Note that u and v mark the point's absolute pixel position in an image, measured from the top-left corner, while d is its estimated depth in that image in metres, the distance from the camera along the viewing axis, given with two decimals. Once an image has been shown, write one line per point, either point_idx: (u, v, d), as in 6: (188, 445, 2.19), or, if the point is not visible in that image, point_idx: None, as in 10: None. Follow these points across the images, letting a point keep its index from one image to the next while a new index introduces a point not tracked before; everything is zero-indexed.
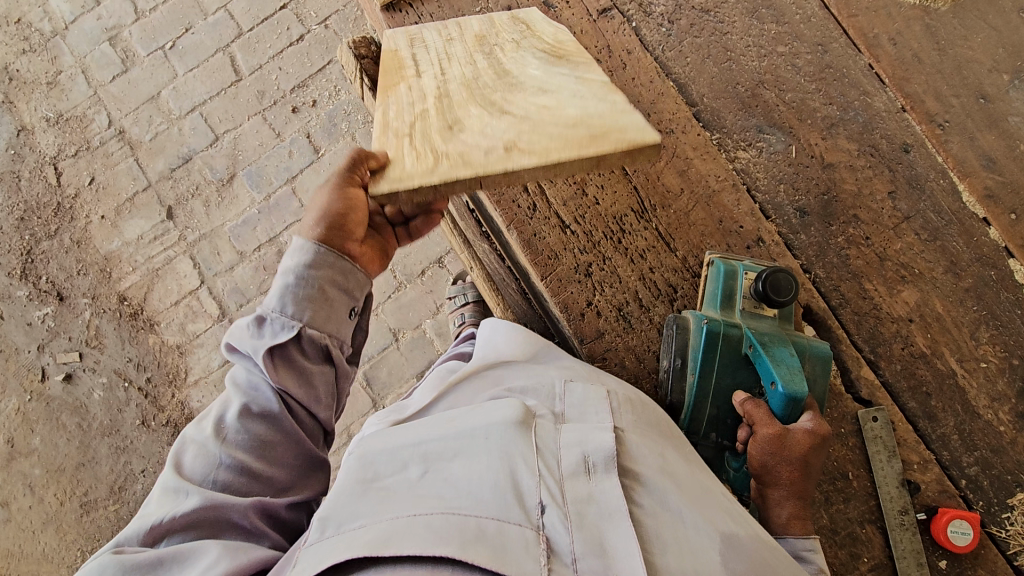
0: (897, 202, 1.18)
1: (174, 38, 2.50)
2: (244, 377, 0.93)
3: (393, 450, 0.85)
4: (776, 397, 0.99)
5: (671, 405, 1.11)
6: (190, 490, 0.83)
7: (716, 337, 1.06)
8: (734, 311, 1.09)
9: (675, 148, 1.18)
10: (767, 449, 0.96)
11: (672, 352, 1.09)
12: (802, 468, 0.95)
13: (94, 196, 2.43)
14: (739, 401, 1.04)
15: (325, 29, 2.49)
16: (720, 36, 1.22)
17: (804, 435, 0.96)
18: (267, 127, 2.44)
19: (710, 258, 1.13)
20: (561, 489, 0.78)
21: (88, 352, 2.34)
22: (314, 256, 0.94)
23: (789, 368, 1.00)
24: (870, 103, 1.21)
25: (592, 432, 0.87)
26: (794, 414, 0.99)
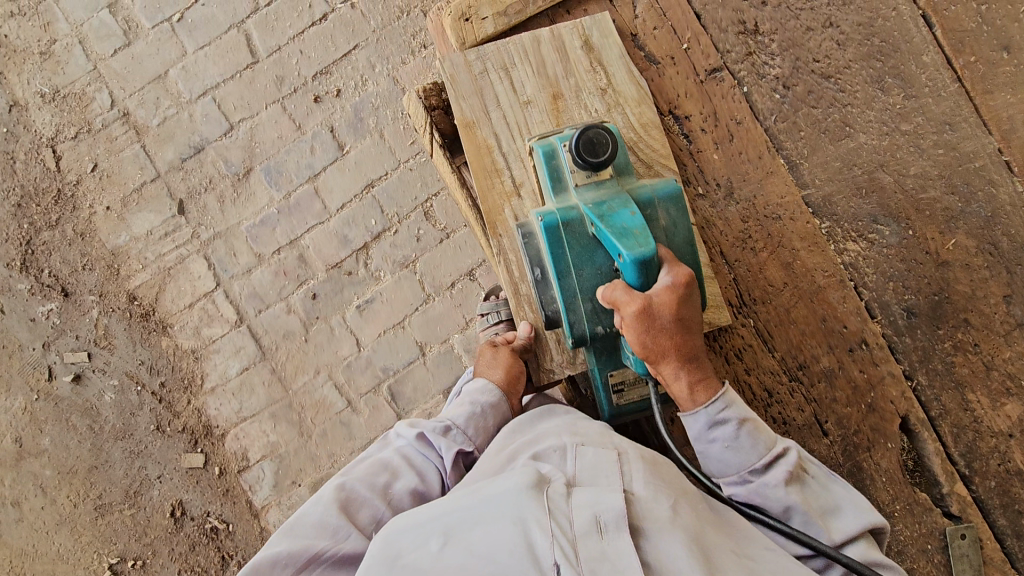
0: (1012, 307, 1.09)
1: (181, 9, 2.25)
2: (421, 455, 1.05)
3: (416, 527, 0.85)
4: (628, 268, 0.89)
5: (551, 317, 1.00)
6: (348, 531, 0.93)
7: (557, 231, 0.94)
8: (569, 193, 0.97)
9: (781, 236, 1.07)
10: (641, 327, 0.90)
11: (529, 262, 0.99)
12: (681, 330, 0.90)
13: (97, 185, 2.24)
14: (603, 295, 0.92)
15: (350, 9, 2.25)
16: (840, 108, 1.09)
17: (665, 294, 0.88)
18: (287, 118, 2.24)
19: (530, 147, 1.00)
20: (575, 550, 0.78)
21: (97, 352, 2.23)
22: (491, 399, 1.11)
23: (630, 231, 0.89)
24: (994, 194, 1.09)
25: (603, 493, 0.87)
26: (650, 276, 0.89)
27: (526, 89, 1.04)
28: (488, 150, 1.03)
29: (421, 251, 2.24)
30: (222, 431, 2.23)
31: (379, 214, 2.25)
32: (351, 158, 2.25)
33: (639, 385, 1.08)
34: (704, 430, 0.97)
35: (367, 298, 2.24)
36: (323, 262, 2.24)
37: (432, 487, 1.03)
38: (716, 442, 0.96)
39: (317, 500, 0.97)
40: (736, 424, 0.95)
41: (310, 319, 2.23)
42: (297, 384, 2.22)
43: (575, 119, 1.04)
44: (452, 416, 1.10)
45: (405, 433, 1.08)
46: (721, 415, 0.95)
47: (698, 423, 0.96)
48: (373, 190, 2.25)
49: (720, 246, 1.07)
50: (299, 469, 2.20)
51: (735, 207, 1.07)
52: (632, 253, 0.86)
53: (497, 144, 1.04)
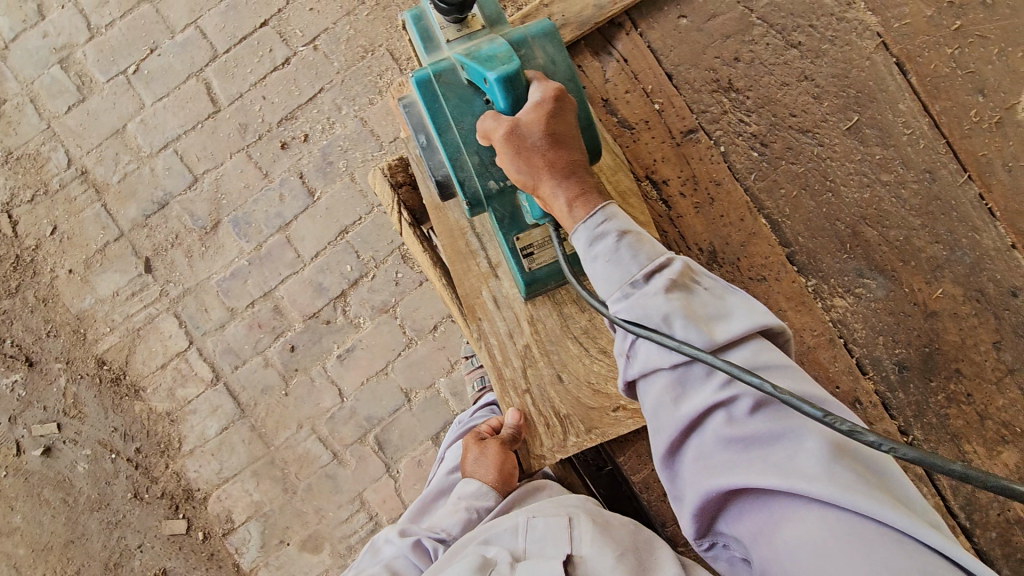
0: (1002, 353, 1.08)
1: (136, 61, 2.17)
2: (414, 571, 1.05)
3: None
4: (495, 92, 0.86)
5: (442, 183, 0.99)
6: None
7: (430, 84, 0.92)
8: (440, 49, 0.97)
9: (767, 298, 1.04)
10: (510, 149, 0.84)
11: (413, 129, 0.97)
12: (551, 143, 0.84)
13: (57, 247, 2.15)
14: (479, 137, 0.90)
15: (312, 51, 2.19)
16: (819, 162, 1.06)
17: (532, 108, 0.84)
18: (253, 166, 2.18)
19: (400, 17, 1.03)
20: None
21: (67, 423, 2.13)
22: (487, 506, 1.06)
23: (496, 58, 0.86)
24: (977, 241, 1.08)
25: (543, 567, 0.87)
26: (518, 98, 0.86)
27: None
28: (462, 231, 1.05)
29: (400, 294, 2.18)
30: (204, 494, 2.15)
31: (354, 259, 2.18)
32: (323, 204, 2.19)
33: (549, 246, 0.99)
34: (587, 250, 0.84)
35: (347, 347, 2.17)
36: (299, 312, 2.17)
37: None
38: (596, 257, 0.82)
39: None
40: (616, 234, 0.82)
41: (289, 371, 2.16)
42: (279, 440, 2.15)
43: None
44: (446, 526, 1.07)
45: (401, 545, 1.08)
46: (601, 228, 0.83)
47: (577, 241, 0.84)
48: (347, 236, 2.19)
49: None
50: (287, 527, 2.12)
51: (719, 270, 1.04)
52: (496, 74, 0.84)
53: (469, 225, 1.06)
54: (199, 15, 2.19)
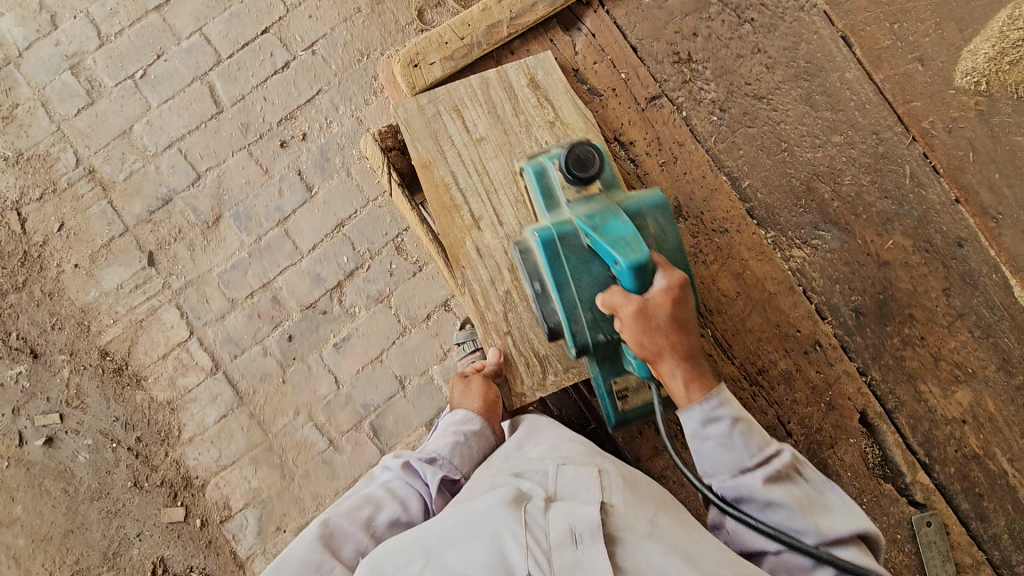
0: (951, 299, 1.16)
1: (144, 66, 2.29)
2: (405, 488, 1.07)
3: (400, 548, 0.90)
4: (623, 274, 0.91)
5: (552, 329, 1.03)
6: (334, 565, 0.94)
7: (553, 244, 0.96)
8: (561, 207, 1.01)
9: (730, 249, 1.13)
10: (638, 328, 0.92)
11: (528, 277, 1.02)
12: (677, 330, 0.92)
13: (64, 243, 2.23)
14: (600, 302, 0.95)
15: (311, 55, 2.31)
16: (774, 125, 1.16)
17: (661, 297, 0.91)
18: (254, 164, 2.28)
19: (520, 166, 1.06)
20: (547, 560, 0.83)
21: (70, 413, 2.18)
22: (476, 429, 1.14)
23: (625, 239, 0.91)
24: (924, 196, 1.17)
25: (579, 505, 0.92)
26: (645, 280, 0.92)
27: (478, 128, 1.11)
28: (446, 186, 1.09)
29: (394, 285, 2.26)
30: (202, 482, 2.19)
31: (350, 251, 2.27)
32: (320, 198, 2.29)
33: (642, 389, 1.07)
34: (697, 429, 0.96)
35: (344, 336, 2.24)
36: (297, 302, 2.25)
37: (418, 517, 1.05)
38: (709, 440, 0.94)
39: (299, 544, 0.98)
40: (730, 422, 0.94)
41: (287, 360, 2.22)
42: (277, 427, 2.20)
43: (525, 153, 1.10)
44: (436, 447, 1.12)
45: (391, 467, 1.10)
46: (715, 413, 0.94)
47: (691, 419, 0.95)
48: (344, 229, 2.28)
49: None
50: (283, 514, 2.15)
51: (684, 224, 1.13)
52: (628, 259, 0.88)
53: (454, 181, 1.10)
54: (204, 23, 2.32)
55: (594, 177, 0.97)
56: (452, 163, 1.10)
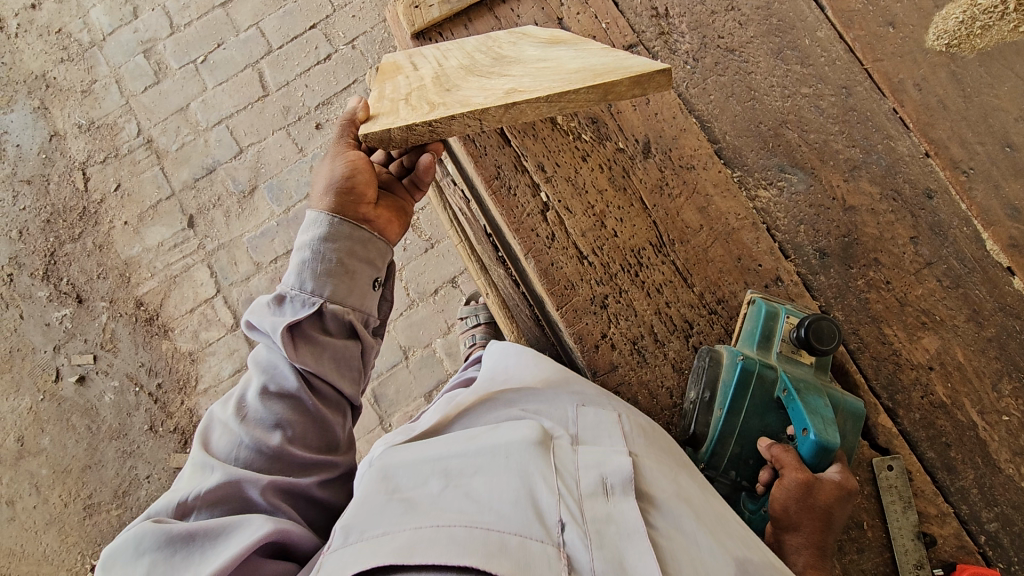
0: (919, 248, 1.17)
1: (205, 53, 2.60)
2: (265, 355, 0.97)
3: (411, 462, 0.78)
4: (807, 444, 0.98)
5: (693, 436, 1.07)
6: (214, 466, 0.86)
7: (751, 375, 1.04)
8: (771, 353, 1.07)
9: (695, 184, 1.19)
10: (794, 497, 0.95)
11: (702, 384, 1.06)
12: (825, 520, 0.94)
13: (118, 202, 2.48)
14: (764, 446, 1.01)
15: (351, 50, 2.56)
16: (744, 75, 1.25)
17: (832, 485, 0.95)
18: (291, 142, 2.50)
19: (751, 297, 1.11)
20: (580, 508, 0.72)
21: (102, 355, 2.36)
22: (328, 228, 0.99)
23: (824, 417, 0.98)
24: (893, 147, 1.21)
25: (610, 454, 0.81)
26: (823, 461, 0.98)
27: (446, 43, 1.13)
28: (400, 63, 1.03)
29: (406, 260, 2.39)
30: None
31: None
32: None
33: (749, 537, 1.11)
34: None
35: None
36: None
37: (291, 382, 0.95)
38: None
39: (177, 477, 0.88)
40: None
41: None
42: None
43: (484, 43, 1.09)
44: (286, 282, 1.00)
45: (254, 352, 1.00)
46: None
47: None
48: None
49: (639, 192, 1.18)
50: None
51: (653, 159, 1.20)
52: (819, 435, 0.96)
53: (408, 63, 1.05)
54: (261, 18, 2.62)
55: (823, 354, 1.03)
56: (412, 55, 1.08)
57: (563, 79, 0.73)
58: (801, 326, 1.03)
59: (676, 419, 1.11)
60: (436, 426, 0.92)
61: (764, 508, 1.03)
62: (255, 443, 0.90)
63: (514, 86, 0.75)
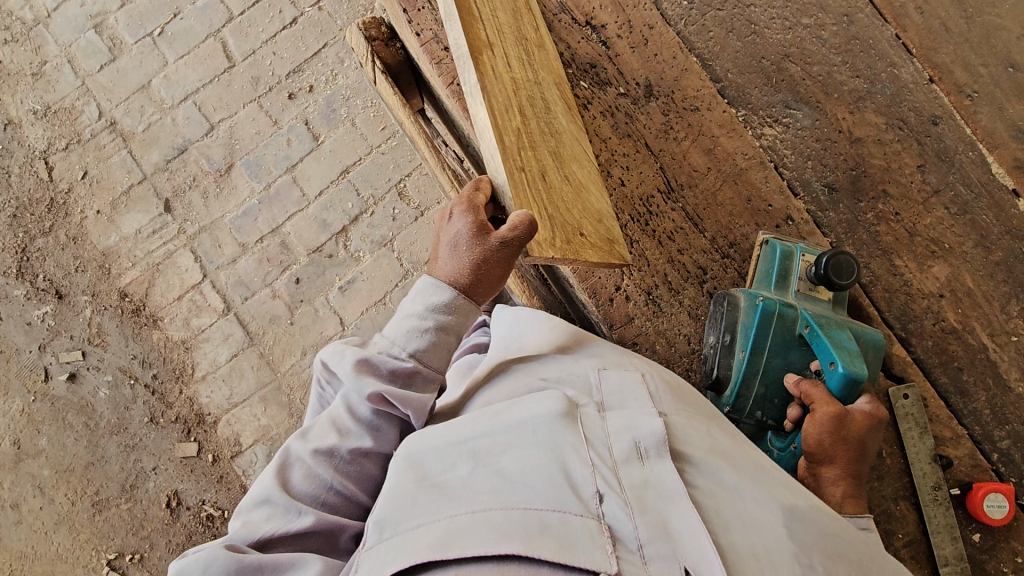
0: (926, 176, 1.16)
1: (161, 24, 2.44)
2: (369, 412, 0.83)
3: (438, 445, 0.75)
4: (835, 378, 0.98)
5: (717, 380, 1.06)
6: (303, 509, 0.78)
7: (772, 316, 1.03)
8: (789, 292, 1.07)
9: (701, 126, 1.16)
10: (828, 431, 0.95)
11: (721, 328, 1.06)
12: (858, 449, 0.95)
13: (87, 191, 2.37)
14: (792, 383, 1.02)
15: (318, 11, 2.43)
16: (743, 8, 1.20)
17: (862, 415, 0.96)
18: (264, 115, 2.39)
19: (764, 238, 1.10)
20: (616, 476, 0.70)
21: (91, 350, 2.29)
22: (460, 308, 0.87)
23: (849, 350, 0.99)
24: (896, 74, 1.19)
25: (639, 416, 0.78)
26: (851, 394, 0.98)
27: None
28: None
29: (397, 230, 2.33)
30: (214, 419, 2.26)
31: (355, 197, 2.35)
32: (326, 146, 2.38)
33: None
34: None
35: (349, 279, 2.30)
36: (304, 246, 2.33)
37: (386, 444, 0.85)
38: None
39: (249, 496, 0.80)
40: None
41: (295, 302, 2.30)
42: (285, 366, 2.27)
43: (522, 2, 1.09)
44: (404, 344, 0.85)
45: (347, 380, 0.83)
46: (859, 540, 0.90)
47: None
48: (349, 175, 2.37)
49: (644, 139, 1.15)
50: None
51: (656, 103, 1.16)
52: (847, 367, 0.97)
53: None
54: None
55: (842, 288, 1.02)
56: None
57: (598, 232, 0.98)
58: (818, 262, 1.03)
59: (695, 365, 1.11)
60: (456, 402, 0.90)
61: (794, 446, 1.04)
62: (344, 492, 0.82)
63: (575, 216, 0.96)
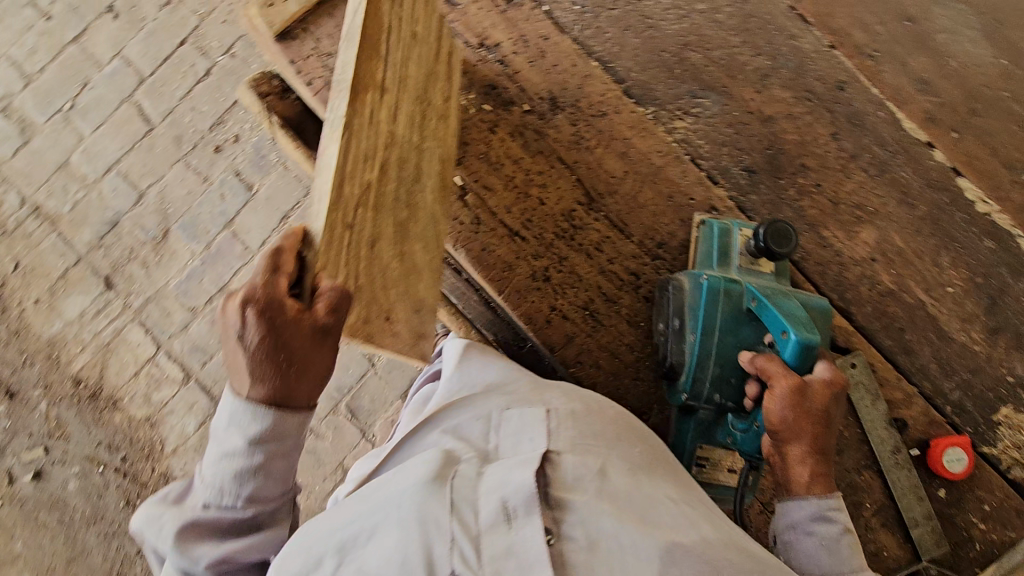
0: (841, 142, 1.16)
1: (71, 97, 2.36)
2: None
3: (308, 542, 0.71)
4: (790, 347, 0.93)
5: (671, 367, 1.02)
6: None
7: (718, 293, 1.00)
8: (732, 268, 1.05)
9: (611, 130, 1.14)
10: (791, 407, 0.91)
11: (670, 313, 1.03)
12: (821, 420, 0.93)
13: (22, 281, 2.28)
14: (747, 360, 0.97)
15: (231, 59, 2.37)
16: (636, 4, 1.19)
17: (821, 385, 0.93)
18: (192, 173, 2.33)
19: (701, 220, 1.11)
20: (477, 550, 0.63)
21: (53, 444, 2.20)
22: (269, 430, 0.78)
23: (800, 316, 0.94)
24: (797, 46, 1.19)
25: (516, 468, 0.73)
26: (807, 363, 0.93)
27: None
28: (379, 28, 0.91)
29: None
30: None
31: None
32: (262, 195, 2.32)
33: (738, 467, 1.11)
34: (801, 521, 0.93)
35: None
36: None
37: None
38: (813, 538, 0.91)
39: None
40: (841, 529, 0.91)
41: None
42: None
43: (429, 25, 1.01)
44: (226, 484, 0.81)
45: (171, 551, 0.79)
46: (829, 513, 0.92)
47: (801, 506, 0.93)
48: (289, 220, 2.31)
49: (556, 154, 1.12)
50: None
51: (563, 114, 1.14)
52: (801, 336, 0.91)
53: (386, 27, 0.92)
54: (123, 45, 2.38)
55: (785, 255, 1.00)
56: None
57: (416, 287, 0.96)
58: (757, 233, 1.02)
59: (643, 372, 1.09)
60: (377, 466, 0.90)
61: (757, 425, 0.98)
62: None
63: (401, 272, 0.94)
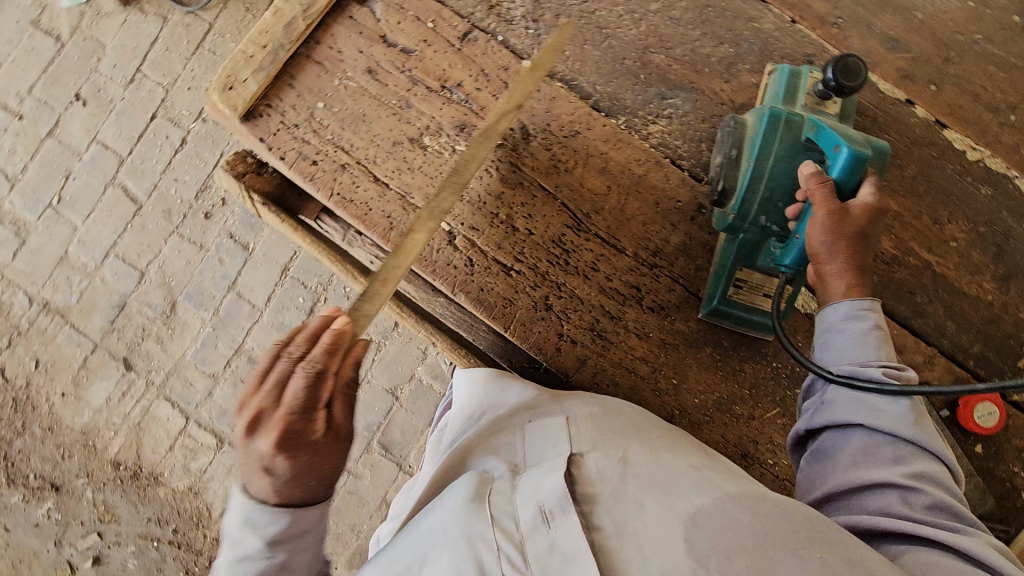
0: None
1: (57, 191, 2.39)
2: None
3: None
4: (838, 160, 0.88)
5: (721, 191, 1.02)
6: None
7: (778, 118, 0.98)
8: (795, 105, 1.05)
9: (586, 148, 1.13)
10: (831, 232, 0.88)
11: (729, 144, 1.04)
12: (862, 241, 0.89)
13: (46, 377, 2.33)
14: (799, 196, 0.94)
15: (203, 124, 2.38)
16: (590, 16, 1.18)
17: (866, 209, 0.88)
18: (188, 243, 2.35)
19: (774, 67, 1.12)
20: (523, 554, 0.66)
21: (106, 528, 2.25)
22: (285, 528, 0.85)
23: (856, 136, 0.90)
24: (758, 28, 1.18)
25: (546, 474, 0.76)
26: (858, 180, 0.89)
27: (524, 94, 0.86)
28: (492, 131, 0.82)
29: None
30: None
31: (304, 290, 2.31)
32: (259, 252, 2.35)
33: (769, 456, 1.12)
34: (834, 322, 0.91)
35: None
36: None
37: None
38: (846, 332, 0.89)
39: None
40: (872, 327, 0.88)
41: None
42: None
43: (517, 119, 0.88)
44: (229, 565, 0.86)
45: None
46: (859, 312, 0.89)
47: (834, 309, 0.91)
48: (291, 272, 2.33)
49: (537, 182, 1.12)
50: None
51: (535, 141, 1.13)
52: (852, 147, 0.87)
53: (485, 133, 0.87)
54: (97, 130, 2.40)
55: (851, 90, 0.97)
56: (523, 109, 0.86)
57: None
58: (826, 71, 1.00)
59: (661, 382, 1.09)
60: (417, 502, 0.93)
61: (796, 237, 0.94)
62: None
63: None
